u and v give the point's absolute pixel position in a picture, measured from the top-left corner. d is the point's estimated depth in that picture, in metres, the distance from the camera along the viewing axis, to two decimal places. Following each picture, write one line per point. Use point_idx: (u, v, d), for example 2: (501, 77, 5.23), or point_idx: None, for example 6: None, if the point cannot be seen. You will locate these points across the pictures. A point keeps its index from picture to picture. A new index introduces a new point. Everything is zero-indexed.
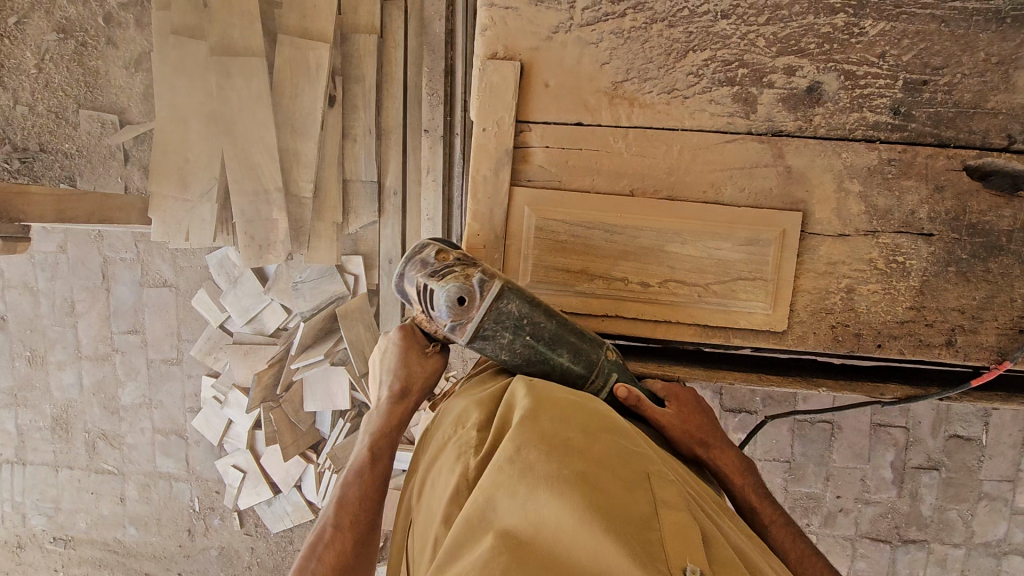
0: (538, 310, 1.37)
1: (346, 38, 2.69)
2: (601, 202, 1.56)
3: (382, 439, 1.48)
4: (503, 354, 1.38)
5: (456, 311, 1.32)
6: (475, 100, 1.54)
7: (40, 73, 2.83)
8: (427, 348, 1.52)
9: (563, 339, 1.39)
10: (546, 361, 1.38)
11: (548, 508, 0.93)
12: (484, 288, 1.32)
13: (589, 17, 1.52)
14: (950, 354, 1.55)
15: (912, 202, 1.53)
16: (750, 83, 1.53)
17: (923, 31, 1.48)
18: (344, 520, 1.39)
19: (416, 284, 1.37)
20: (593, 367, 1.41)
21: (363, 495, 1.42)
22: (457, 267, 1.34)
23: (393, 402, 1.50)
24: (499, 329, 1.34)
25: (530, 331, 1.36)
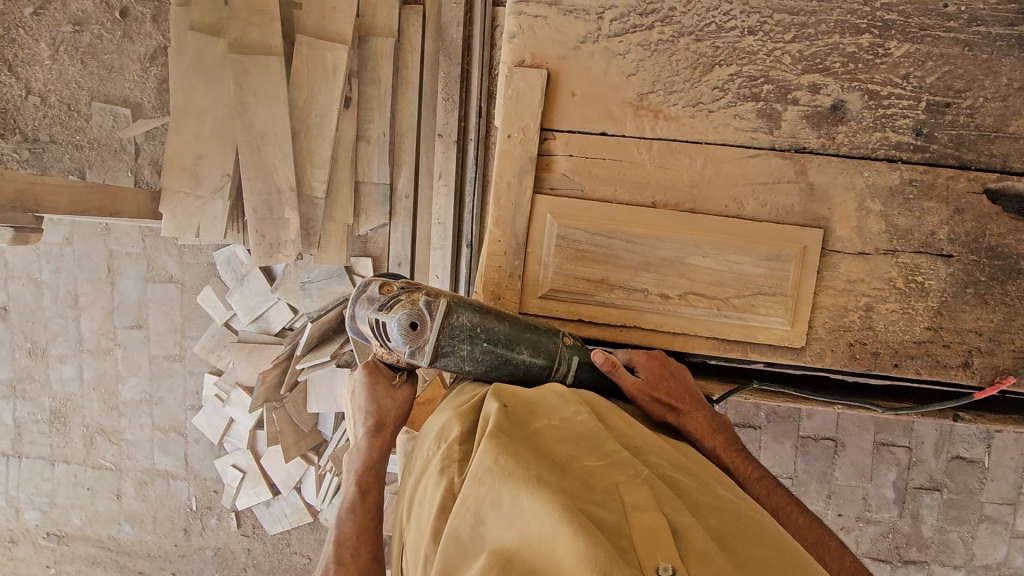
0: (486, 316, 1.43)
1: (363, 40, 2.69)
2: (623, 212, 1.56)
3: (367, 472, 1.48)
4: (467, 366, 1.43)
5: (411, 337, 1.37)
6: (501, 106, 1.54)
7: (55, 64, 2.99)
8: (395, 378, 1.52)
9: (519, 337, 1.44)
10: (510, 363, 1.43)
11: (530, 515, 0.94)
12: (431, 308, 1.37)
13: (616, 28, 1.53)
14: (966, 375, 1.56)
15: (932, 223, 1.54)
16: (774, 100, 1.53)
17: (947, 54, 1.50)
18: (344, 554, 1.39)
19: (366, 320, 1.42)
20: (553, 356, 1.47)
21: (361, 527, 1.43)
22: (402, 295, 1.39)
23: (369, 437, 1.49)
24: (455, 342, 1.39)
25: (485, 337, 1.41)
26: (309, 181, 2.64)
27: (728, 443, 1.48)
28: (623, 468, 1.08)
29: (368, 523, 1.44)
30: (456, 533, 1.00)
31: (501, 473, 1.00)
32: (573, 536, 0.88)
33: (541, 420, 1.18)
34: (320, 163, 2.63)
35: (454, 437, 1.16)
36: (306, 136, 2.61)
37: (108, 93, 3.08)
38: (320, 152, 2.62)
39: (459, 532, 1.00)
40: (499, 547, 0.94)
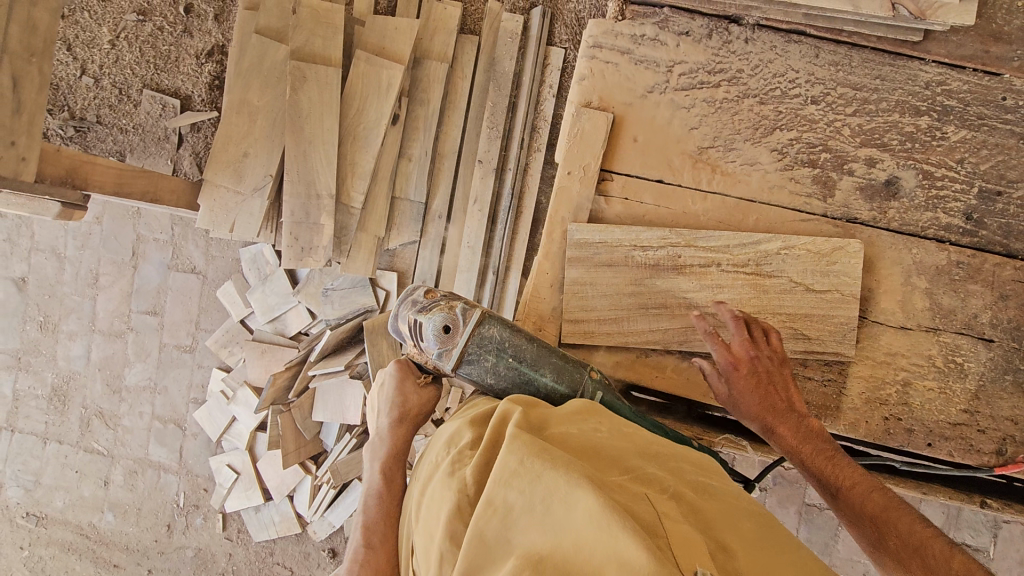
0: (517, 333, 1.41)
1: (418, 63, 2.76)
2: (640, 271, 1.54)
3: (393, 462, 1.42)
4: (488, 379, 1.41)
5: (442, 339, 1.38)
6: (565, 143, 1.57)
7: (113, 49, 3.10)
8: (421, 379, 1.45)
9: (544, 359, 1.41)
10: (533, 383, 1.40)
11: (564, 517, 0.91)
12: (466, 315, 1.38)
13: (684, 82, 1.58)
14: (998, 462, 1.53)
15: (976, 306, 1.55)
16: (831, 168, 1.57)
17: (1003, 144, 1.54)
18: (372, 540, 1.35)
19: (406, 321, 1.43)
20: (576, 386, 1.42)
21: (388, 513, 1.39)
22: (443, 301, 1.41)
23: (394, 428, 1.42)
24: (482, 353, 1.38)
25: (511, 354, 1.40)
26: (349, 191, 2.65)
27: (818, 449, 1.34)
28: (648, 483, 1.04)
29: (395, 510, 1.40)
30: (479, 534, 0.93)
31: (532, 474, 0.96)
32: (617, 538, 0.86)
33: (559, 428, 1.15)
34: (361, 175, 2.65)
35: (466, 442, 1.12)
36: (352, 147, 2.64)
37: (161, 82, 3.13)
38: (364, 164, 2.65)
39: (484, 535, 0.93)
40: (529, 551, 0.89)
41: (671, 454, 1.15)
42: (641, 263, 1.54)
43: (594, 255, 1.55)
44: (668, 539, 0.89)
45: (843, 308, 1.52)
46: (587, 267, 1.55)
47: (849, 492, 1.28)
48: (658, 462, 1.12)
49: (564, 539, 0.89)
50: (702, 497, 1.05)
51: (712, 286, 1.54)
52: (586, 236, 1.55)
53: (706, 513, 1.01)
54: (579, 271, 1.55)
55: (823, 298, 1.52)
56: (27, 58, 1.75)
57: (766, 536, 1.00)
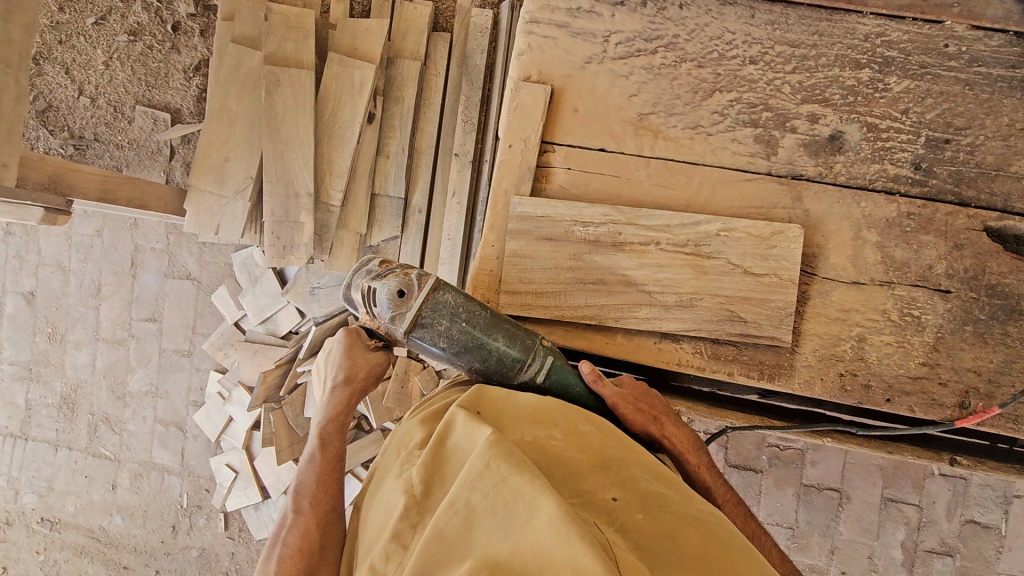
0: (470, 299, 1.44)
1: (392, 62, 2.84)
2: (580, 246, 1.55)
3: (332, 426, 1.52)
4: (442, 343, 1.41)
5: (395, 303, 1.40)
6: (506, 117, 1.60)
7: (107, 69, 3.26)
8: (371, 343, 1.56)
9: (497, 326, 1.43)
10: (486, 348, 1.41)
11: (524, 523, 0.96)
12: (420, 280, 1.41)
13: (622, 51, 1.59)
14: (961, 415, 1.50)
15: (930, 257, 1.52)
16: (773, 126, 1.56)
17: (948, 92, 1.52)
18: (304, 503, 1.43)
19: (360, 288, 1.45)
20: (529, 352, 1.44)
21: (323, 477, 1.47)
22: (398, 268, 1.44)
23: (338, 391, 1.52)
24: (435, 316, 1.39)
25: (465, 319, 1.41)
26: (327, 189, 2.73)
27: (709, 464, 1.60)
28: (596, 510, 1.08)
29: (330, 474, 1.48)
30: (439, 532, 0.99)
31: (498, 478, 1.01)
32: (573, 545, 0.89)
33: (512, 434, 1.19)
34: (339, 173, 2.72)
35: (415, 442, 1.20)
36: (329, 146, 2.71)
37: (152, 98, 3.27)
38: (340, 162, 2.72)
39: (443, 533, 0.99)
40: (487, 554, 0.94)
41: (623, 463, 1.18)
42: (581, 238, 1.55)
43: (536, 229, 1.56)
44: (619, 561, 0.93)
45: (789, 267, 1.51)
46: (529, 240, 1.56)
47: (733, 509, 1.58)
48: (611, 472, 1.16)
49: (522, 546, 0.93)
50: (649, 519, 1.08)
51: (650, 264, 1.54)
52: (529, 209, 1.56)
53: (651, 541, 1.04)
54: (520, 244, 1.56)
55: (761, 282, 1.51)
56: (5, 70, 1.85)
57: (709, 552, 1.04)
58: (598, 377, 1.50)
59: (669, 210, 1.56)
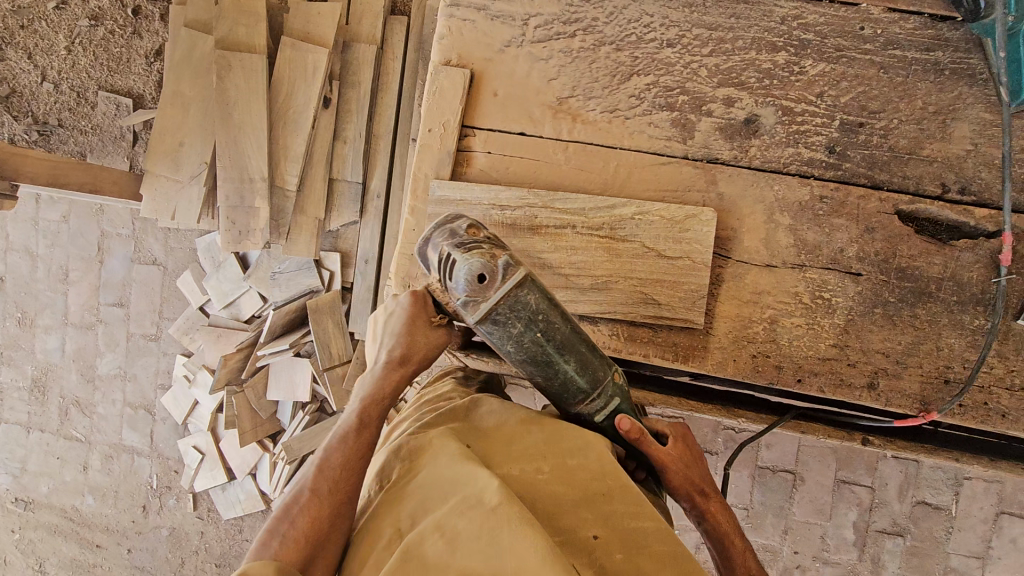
0: (554, 307, 1.27)
1: (347, 46, 2.83)
2: (497, 229, 1.57)
3: (374, 406, 1.33)
4: (508, 346, 1.27)
5: (473, 288, 1.21)
6: (427, 101, 1.61)
7: (69, 54, 3.25)
8: (435, 321, 1.39)
9: (574, 347, 1.30)
10: (556, 370, 1.29)
11: (506, 551, 0.99)
12: (508, 272, 1.22)
13: (541, 35, 1.60)
14: (870, 395, 1.52)
15: (841, 240, 1.53)
16: (689, 110, 1.57)
17: (862, 75, 1.52)
18: (323, 483, 1.22)
19: (438, 252, 1.27)
20: (597, 384, 1.34)
21: (350, 460, 1.26)
22: (485, 245, 1.25)
23: (391, 368, 1.34)
24: (511, 317, 1.22)
25: (542, 329, 1.26)
26: (282, 174, 2.74)
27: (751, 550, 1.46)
28: (575, 550, 1.10)
29: (358, 463, 1.27)
30: (422, 554, 1.03)
31: (485, 508, 1.05)
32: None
33: (501, 468, 1.20)
34: (293, 158, 2.73)
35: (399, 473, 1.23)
36: (283, 131, 2.72)
37: (114, 83, 3.27)
38: (295, 148, 2.73)
39: (425, 557, 1.03)
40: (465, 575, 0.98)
41: (610, 498, 1.17)
42: (498, 221, 1.57)
43: (454, 212, 1.58)
44: None
45: (700, 250, 1.53)
46: None
47: None
48: (598, 508, 1.15)
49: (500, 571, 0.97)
50: (628, 562, 1.09)
51: (566, 248, 1.56)
52: (447, 193, 1.58)
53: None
54: None
55: (673, 265, 1.53)
56: None
57: None
58: (642, 437, 1.39)
59: (585, 194, 1.58)
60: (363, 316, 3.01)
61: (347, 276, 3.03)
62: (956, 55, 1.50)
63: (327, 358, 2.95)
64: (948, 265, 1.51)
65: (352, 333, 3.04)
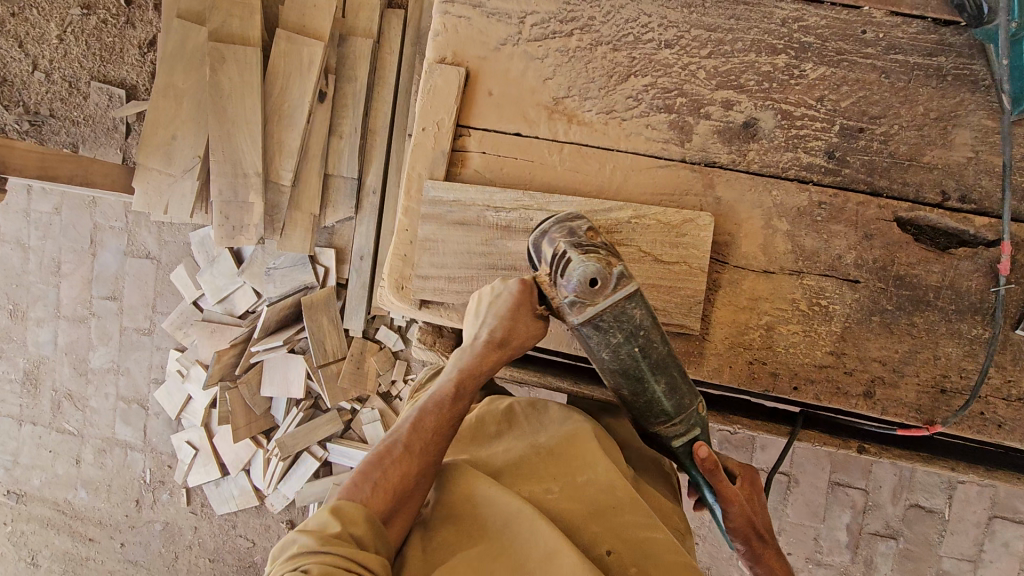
0: (656, 327, 1.29)
1: (343, 39, 2.79)
2: (492, 231, 1.55)
3: (468, 381, 1.34)
4: (603, 353, 1.29)
5: (583, 290, 1.22)
6: (421, 100, 1.58)
7: (61, 43, 3.20)
8: (537, 311, 1.34)
9: (668, 368, 1.32)
10: (645, 388, 1.32)
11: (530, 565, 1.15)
12: (620, 283, 1.23)
13: (537, 33, 1.57)
14: (866, 404, 1.51)
15: (839, 247, 1.52)
16: (687, 112, 1.54)
17: (863, 79, 1.50)
18: (416, 444, 1.29)
19: (553, 247, 1.28)
20: (682, 409, 1.36)
21: (441, 427, 1.31)
22: (603, 250, 1.25)
23: (491, 349, 1.32)
24: (615, 326, 1.24)
25: (641, 344, 1.27)
26: (276, 169, 2.71)
27: None
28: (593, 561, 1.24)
29: (446, 431, 1.32)
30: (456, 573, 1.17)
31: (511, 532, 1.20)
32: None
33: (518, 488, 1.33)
34: (288, 153, 2.70)
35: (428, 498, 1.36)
36: (278, 126, 2.68)
37: (107, 74, 3.23)
38: (290, 142, 2.70)
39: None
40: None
41: (619, 510, 1.30)
42: (493, 223, 1.55)
43: (448, 214, 1.56)
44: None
45: (696, 255, 1.51)
46: (441, 225, 1.56)
47: None
48: (609, 519, 1.30)
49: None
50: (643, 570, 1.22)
51: None
52: (441, 194, 1.56)
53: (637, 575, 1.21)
54: (433, 229, 1.56)
55: (670, 270, 1.52)
56: None
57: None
58: (718, 470, 1.39)
59: (582, 197, 1.55)
60: (358, 313, 3.00)
61: (342, 272, 3.01)
62: (958, 60, 1.48)
63: (323, 355, 2.96)
64: (947, 274, 1.49)
65: (346, 330, 3.03)
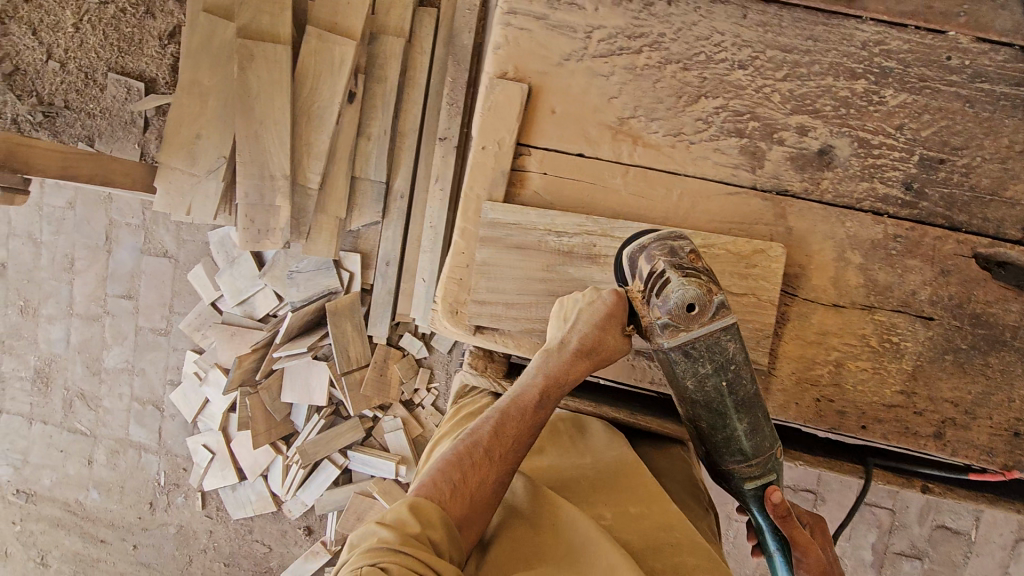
0: (746, 363, 1.31)
1: (374, 38, 2.70)
2: (552, 257, 1.48)
3: (550, 389, 1.35)
4: (689, 383, 1.31)
5: (678, 315, 1.23)
6: (479, 116, 1.51)
7: (77, 32, 3.05)
8: (625, 329, 1.34)
9: (752, 406, 1.34)
10: (726, 423, 1.34)
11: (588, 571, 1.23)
12: (717, 312, 1.26)
13: (603, 49, 1.48)
14: (935, 445, 1.47)
15: (914, 282, 1.46)
16: (759, 137, 1.47)
17: (946, 108, 1.43)
18: (496, 449, 1.29)
19: (652, 264, 1.27)
20: (761, 448, 1.37)
21: (520, 435, 1.32)
22: (704, 276, 1.26)
23: (577, 357, 1.33)
24: (705, 356, 1.27)
25: (729, 379, 1.30)
26: (304, 172, 2.63)
27: None
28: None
29: (524, 439, 1.33)
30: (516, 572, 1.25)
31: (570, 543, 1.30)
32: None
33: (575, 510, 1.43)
34: (316, 155, 2.62)
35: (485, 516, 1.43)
36: (306, 127, 2.60)
37: (125, 66, 3.12)
38: (319, 144, 2.61)
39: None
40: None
41: (677, 548, 1.36)
42: (554, 249, 1.48)
43: (507, 237, 1.49)
44: None
45: (765, 289, 1.45)
46: (499, 248, 1.49)
47: None
48: (665, 555, 1.35)
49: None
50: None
51: None
52: (499, 216, 1.49)
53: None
54: (490, 253, 1.49)
55: (738, 303, 1.46)
56: None
57: None
58: (790, 517, 1.44)
59: (646, 224, 1.48)
60: (383, 319, 2.94)
61: (367, 277, 2.94)
62: None
63: (347, 362, 2.90)
64: None
65: (370, 336, 2.98)
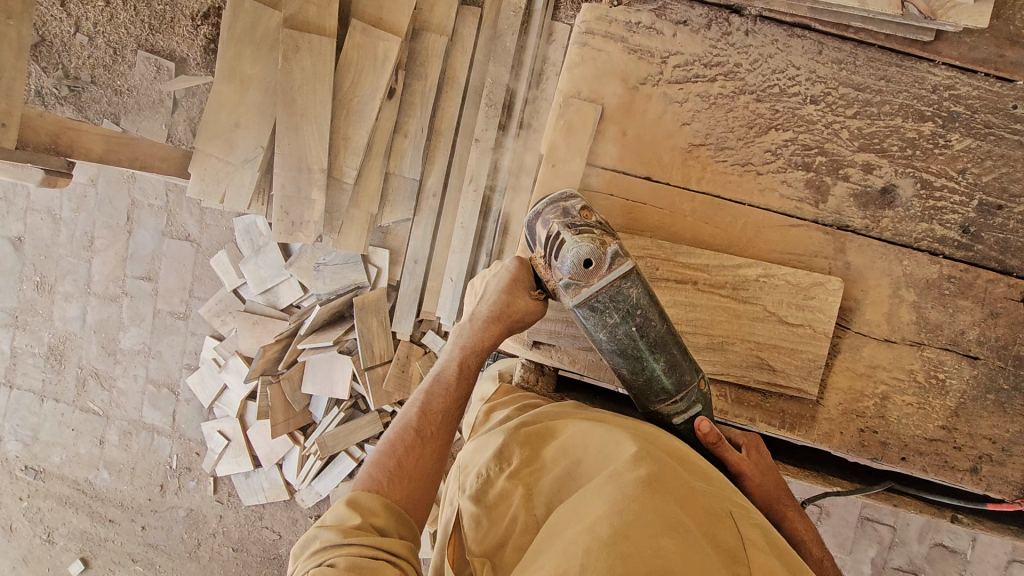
0: (653, 304, 1.25)
1: (417, 34, 2.67)
2: None
3: (471, 358, 1.36)
4: (602, 335, 1.27)
5: (578, 273, 1.21)
6: (550, 134, 1.52)
7: (108, 6, 2.72)
8: (535, 293, 1.35)
9: (667, 347, 1.29)
10: (643, 366, 1.29)
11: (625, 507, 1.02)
12: (615, 262, 1.21)
13: (679, 75, 1.51)
14: (971, 479, 1.52)
15: (964, 322, 1.51)
16: (825, 172, 1.50)
17: (1009, 155, 1.47)
18: (426, 429, 1.29)
19: (547, 228, 1.25)
20: (682, 387, 1.32)
21: (450, 407, 1.33)
22: (597, 230, 1.23)
23: (489, 323, 1.34)
24: (610, 308, 1.22)
25: (638, 325, 1.25)
26: (341, 167, 2.62)
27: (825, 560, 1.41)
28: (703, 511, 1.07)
29: (456, 411, 1.34)
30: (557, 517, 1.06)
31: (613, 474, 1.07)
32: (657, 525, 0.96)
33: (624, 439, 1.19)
34: (354, 150, 2.61)
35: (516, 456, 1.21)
36: (345, 121, 2.58)
37: (155, 44, 2.80)
38: (357, 139, 2.60)
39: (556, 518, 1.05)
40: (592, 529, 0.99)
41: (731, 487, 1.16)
42: None
43: None
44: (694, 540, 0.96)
45: (820, 321, 1.49)
46: None
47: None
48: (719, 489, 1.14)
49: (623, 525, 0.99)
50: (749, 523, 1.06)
51: (685, 305, 1.51)
52: None
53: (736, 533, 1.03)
54: None
55: (794, 332, 1.50)
56: None
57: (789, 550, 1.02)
58: (721, 442, 1.39)
59: (709, 250, 1.52)
60: (408, 317, 2.94)
61: (394, 273, 2.94)
62: None
63: (370, 358, 2.90)
64: None
65: (394, 332, 2.98)
